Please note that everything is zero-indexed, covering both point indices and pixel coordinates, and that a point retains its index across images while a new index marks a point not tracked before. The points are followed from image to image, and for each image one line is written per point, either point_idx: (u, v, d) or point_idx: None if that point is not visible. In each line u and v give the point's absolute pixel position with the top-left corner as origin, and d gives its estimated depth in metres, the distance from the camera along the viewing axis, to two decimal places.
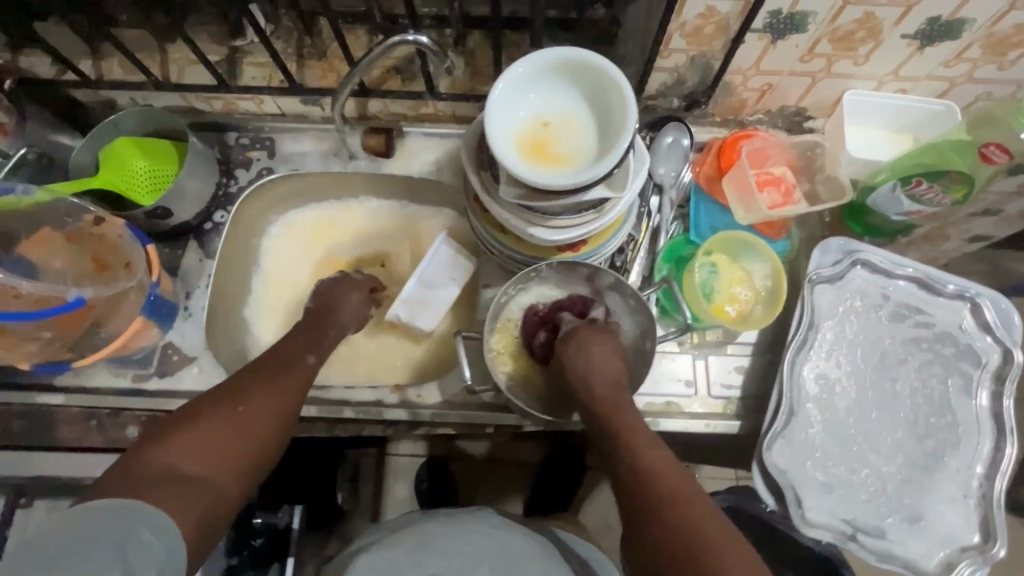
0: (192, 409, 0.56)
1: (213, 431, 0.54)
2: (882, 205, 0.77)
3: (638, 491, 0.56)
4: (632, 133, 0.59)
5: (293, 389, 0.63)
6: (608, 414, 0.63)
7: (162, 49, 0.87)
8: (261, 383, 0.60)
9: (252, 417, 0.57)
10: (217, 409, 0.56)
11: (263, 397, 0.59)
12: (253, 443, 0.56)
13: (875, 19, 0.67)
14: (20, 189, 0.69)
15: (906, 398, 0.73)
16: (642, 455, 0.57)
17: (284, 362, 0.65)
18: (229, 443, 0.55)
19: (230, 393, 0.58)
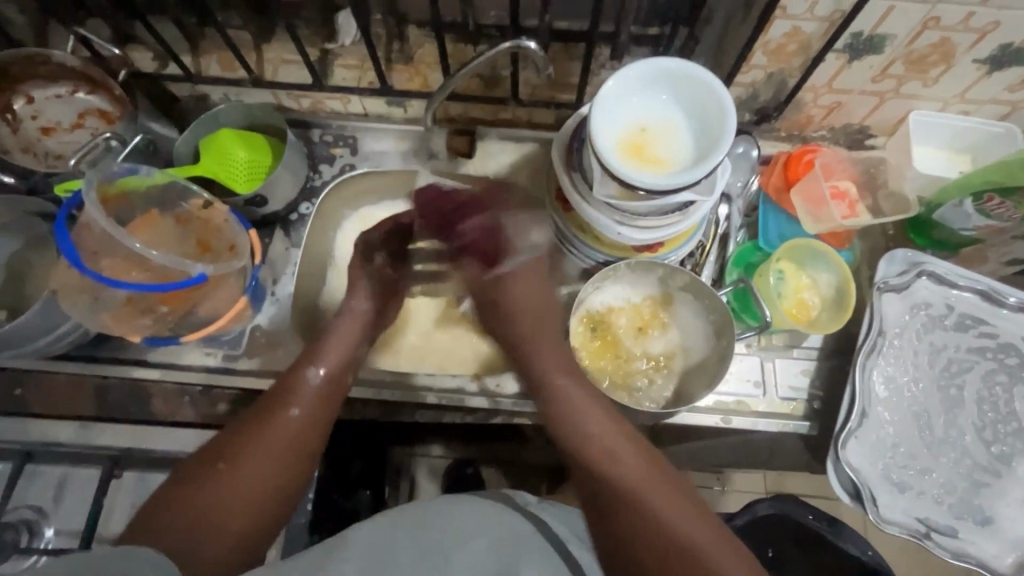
0: (196, 464, 0.58)
1: (220, 490, 0.55)
2: (949, 219, 0.82)
3: (626, 499, 0.57)
4: (730, 141, 0.65)
5: (298, 419, 0.63)
6: (581, 434, 0.65)
7: (258, 47, 0.89)
8: (260, 427, 0.61)
9: (246, 469, 0.58)
10: (212, 471, 0.57)
11: (259, 443, 0.60)
12: (259, 484, 0.57)
13: (950, 43, 0.71)
14: (144, 172, 0.73)
15: (972, 405, 0.76)
16: (620, 470, 0.59)
17: (287, 390, 0.66)
18: (235, 493, 0.56)
19: (221, 448, 0.59)
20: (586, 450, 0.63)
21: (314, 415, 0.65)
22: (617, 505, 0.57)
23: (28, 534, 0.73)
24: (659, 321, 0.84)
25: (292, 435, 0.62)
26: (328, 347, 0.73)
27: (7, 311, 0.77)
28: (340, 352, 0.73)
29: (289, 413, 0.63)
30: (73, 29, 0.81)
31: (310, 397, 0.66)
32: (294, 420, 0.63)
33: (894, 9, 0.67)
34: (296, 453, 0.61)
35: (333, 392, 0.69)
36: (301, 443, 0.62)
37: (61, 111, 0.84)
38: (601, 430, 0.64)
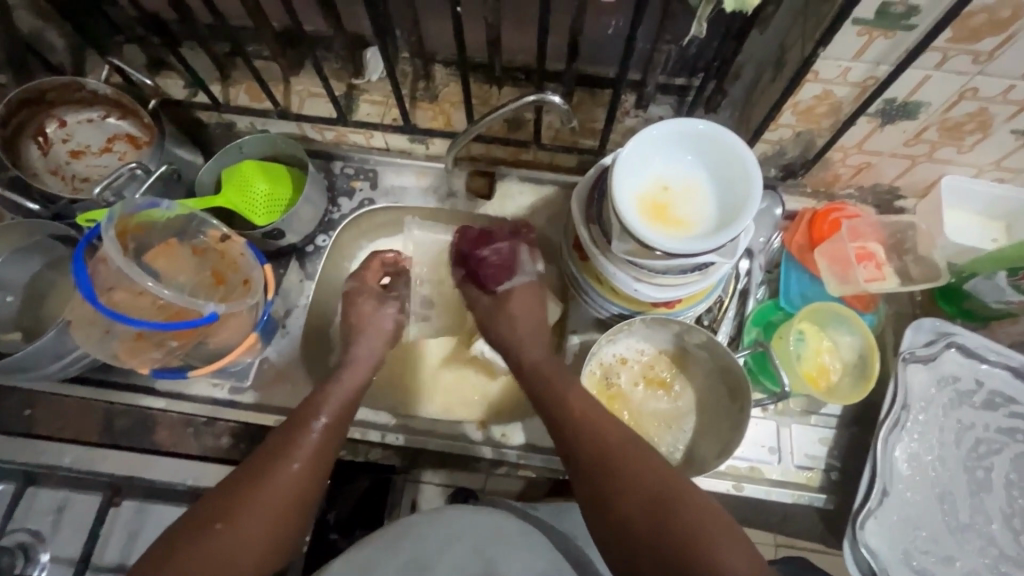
0: (186, 524, 0.55)
1: (210, 556, 0.53)
2: (980, 290, 0.81)
3: (636, 516, 0.54)
4: (755, 209, 0.64)
5: (296, 478, 0.60)
6: (588, 441, 0.60)
7: (286, 80, 0.90)
8: (254, 486, 0.58)
9: (240, 532, 0.55)
10: (202, 534, 0.54)
11: (253, 503, 0.57)
12: (252, 550, 0.55)
13: (988, 113, 0.69)
14: (165, 206, 0.73)
15: (1000, 488, 0.73)
16: (627, 485, 0.55)
17: (285, 441, 0.62)
18: (226, 559, 0.53)
19: (213, 508, 0.56)
20: (592, 462, 0.59)
21: (310, 471, 0.61)
22: (626, 526, 0.54)
23: (24, 559, 0.74)
24: (669, 380, 0.81)
25: (287, 496, 0.59)
26: (330, 397, 0.69)
27: (23, 332, 0.78)
28: (339, 398, 0.69)
29: (286, 469, 0.60)
30: (109, 58, 0.81)
31: (312, 449, 0.63)
32: (290, 476, 0.60)
33: (931, 77, 0.65)
34: (290, 514, 0.58)
35: (330, 443, 0.65)
36: (297, 504, 0.59)
37: (91, 134, 0.86)
38: (610, 437, 0.60)
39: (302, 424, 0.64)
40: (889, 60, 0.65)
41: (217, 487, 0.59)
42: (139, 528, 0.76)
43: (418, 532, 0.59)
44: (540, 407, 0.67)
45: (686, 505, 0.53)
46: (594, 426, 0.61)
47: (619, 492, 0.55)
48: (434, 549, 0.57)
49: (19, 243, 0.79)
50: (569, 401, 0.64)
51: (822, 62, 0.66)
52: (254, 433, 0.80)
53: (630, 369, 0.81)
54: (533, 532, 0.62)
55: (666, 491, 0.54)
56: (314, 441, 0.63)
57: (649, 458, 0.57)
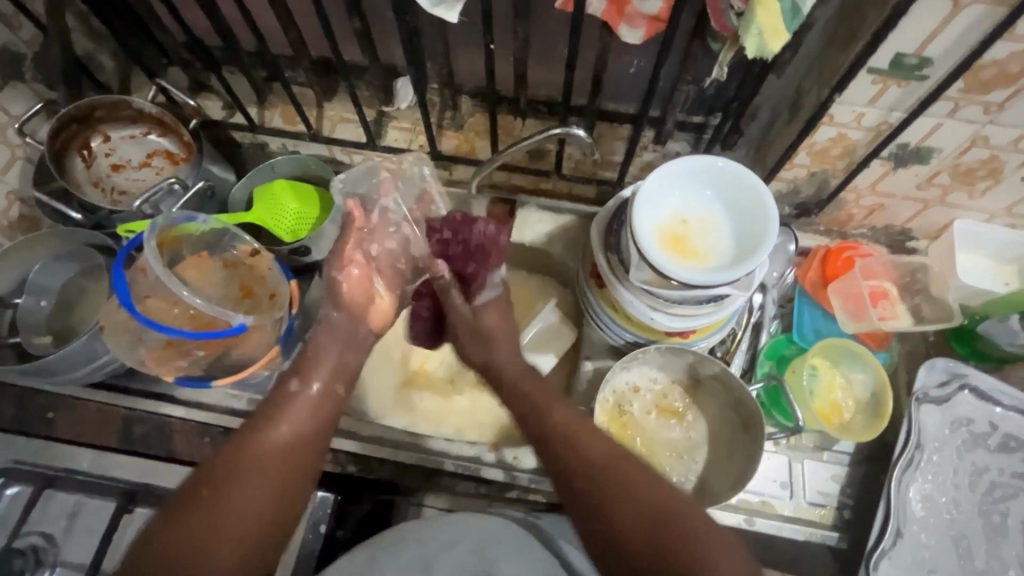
0: (171, 508, 0.52)
1: (199, 522, 0.51)
2: (993, 332, 0.80)
3: (637, 542, 0.52)
4: (771, 246, 0.66)
5: (287, 448, 0.57)
6: (574, 466, 0.57)
7: (320, 105, 0.95)
8: (240, 458, 0.55)
9: (238, 496, 0.53)
10: (199, 498, 0.52)
11: (245, 476, 0.54)
12: (252, 516, 0.53)
13: (999, 161, 0.71)
14: (201, 220, 0.76)
15: (1017, 534, 0.72)
16: (620, 511, 0.53)
17: (277, 407, 0.60)
18: (219, 531, 0.51)
19: (202, 478, 0.54)
20: (587, 490, 0.55)
21: (307, 433, 0.59)
22: (630, 552, 0.52)
23: (35, 562, 0.74)
24: (681, 409, 0.82)
25: (282, 466, 0.56)
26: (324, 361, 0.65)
27: (54, 336, 0.81)
28: (332, 361, 0.65)
29: (279, 433, 0.57)
30: (156, 80, 0.86)
31: (301, 412, 0.60)
32: (280, 444, 0.57)
33: (943, 125, 0.68)
34: (287, 483, 0.56)
35: (327, 406, 0.62)
36: (294, 475, 0.56)
37: (132, 150, 0.90)
38: (602, 457, 0.56)
39: (294, 390, 0.62)
40: (902, 107, 0.67)
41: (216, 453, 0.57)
42: None
43: (418, 538, 0.60)
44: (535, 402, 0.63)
45: (691, 526, 0.52)
46: (581, 454, 0.57)
47: (615, 512, 0.53)
48: (433, 552, 0.58)
49: (57, 250, 0.82)
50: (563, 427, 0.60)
51: (838, 107, 0.69)
52: None
53: (643, 398, 0.82)
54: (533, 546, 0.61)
55: (664, 511, 0.52)
56: (304, 405, 0.61)
57: (647, 478, 0.55)
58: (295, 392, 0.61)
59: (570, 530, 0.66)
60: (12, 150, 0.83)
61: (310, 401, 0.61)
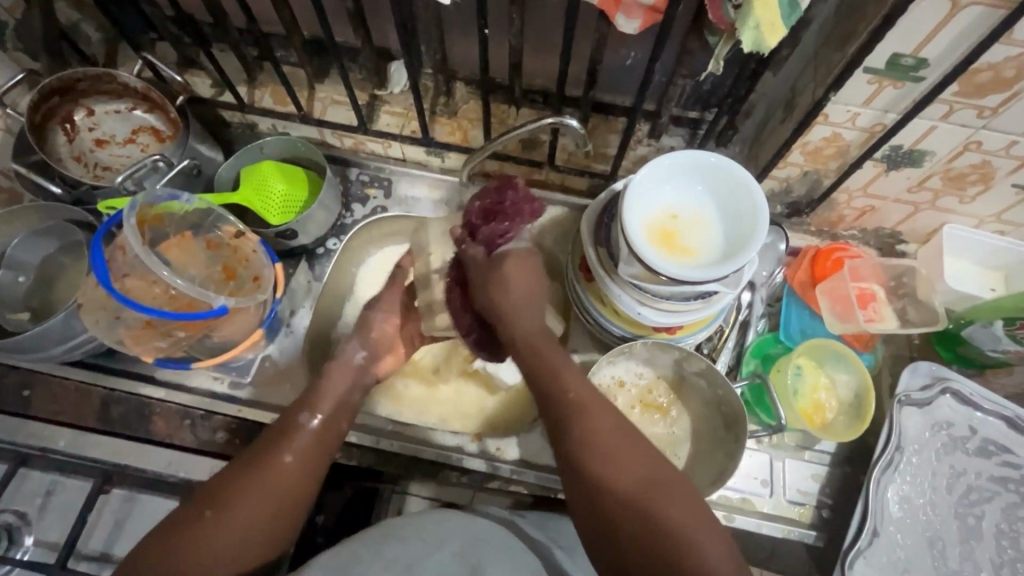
0: (173, 522, 0.55)
1: (195, 541, 0.54)
2: (978, 338, 0.81)
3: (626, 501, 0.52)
4: (761, 244, 0.66)
5: (284, 481, 0.59)
6: (573, 425, 0.57)
7: (311, 87, 0.93)
8: (245, 481, 0.58)
9: (230, 522, 0.55)
10: (197, 515, 0.55)
11: (246, 499, 0.57)
12: (240, 543, 0.55)
13: (990, 166, 0.71)
14: (184, 199, 0.75)
15: (990, 537, 0.73)
16: (608, 470, 0.54)
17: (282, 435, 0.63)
18: (212, 554, 0.54)
19: (207, 493, 0.57)
20: (588, 438, 0.56)
21: (307, 468, 0.62)
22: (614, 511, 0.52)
23: (8, 542, 0.73)
24: (666, 405, 0.82)
25: (280, 499, 0.58)
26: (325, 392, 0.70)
27: (31, 313, 0.79)
28: (335, 398, 0.70)
29: (284, 462, 0.60)
30: (143, 54, 0.84)
31: (304, 445, 0.63)
32: (285, 474, 0.60)
33: (936, 128, 0.68)
34: (281, 525, 0.58)
35: (327, 442, 0.65)
36: (287, 508, 0.59)
37: (116, 125, 0.88)
38: (600, 420, 0.57)
39: (301, 424, 0.65)
40: (896, 108, 0.67)
41: (220, 472, 0.60)
42: (126, 517, 0.76)
43: (402, 534, 0.58)
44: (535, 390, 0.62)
45: (678, 495, 0.52)
46: (583, 413, 0.57)
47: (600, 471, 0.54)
48: (417, 549, 0.56)
49: (37, 226, 0.81)
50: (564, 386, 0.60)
51: (832, 106, 0.68)
52: (250, 429, 0.80)
53: (628, 392, 0.82)
54: (516, 545, 0.60)
55: (652, 478, 0.53)
56: (307, 439, 0.63)
57: (643, 448, 0.56)
58: (299, 424, 0.64)
59: (551, 530, 0.67)
60: None
61: (313, 433, 0.64)
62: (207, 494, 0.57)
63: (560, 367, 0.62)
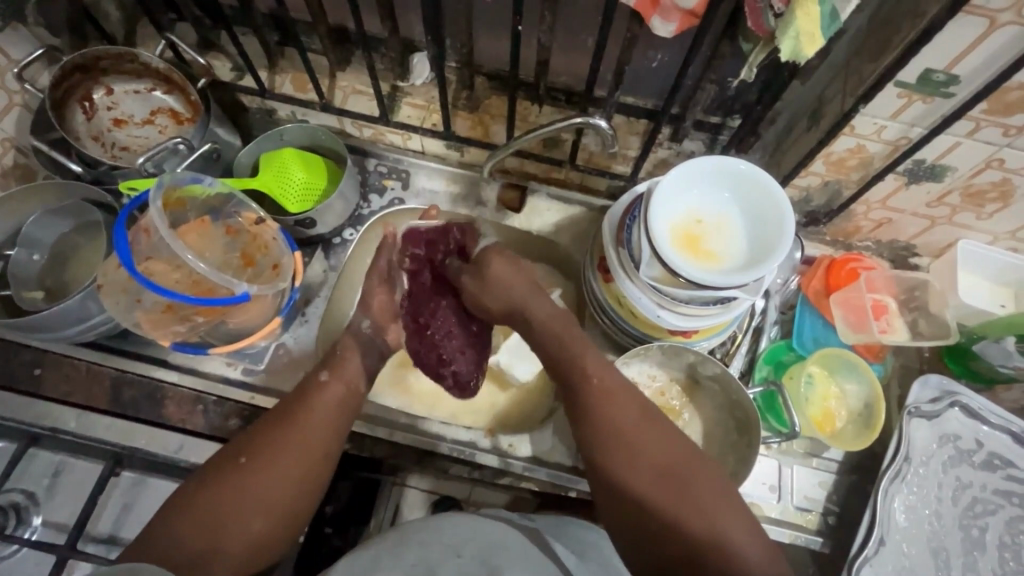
0: (208, 475, 0.58)
1: (231, 496, 0.56)
2: (989, 353, 0.82)
3: (647, 487, 0.55)
4: (784, 254, 0.66)
5: (311, 441, 0.62)
6: (596, 423, 0.59)
7: (333, 75, 0.92)
8: (272, 442, 0.60)
9: (260, 470, 0.58)
10: (231, 466, 0.58)
11: (278, 456, 0.59)
12: (277, 491, 0.58)
13: (1010, 184, 0.72)
14: (208, 182, 0.75)
15: (994, 549, 0.74)
16: (633, 465, 0.56)
17: (308, 396, 0.65)
18: (244, 511, 0.56)
19: (237, 446, 0.60)
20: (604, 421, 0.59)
21: (334, 426, 0.64)
22: (642, 506, 0.54)
23: (16, 521, 0.74)
24: (678, 408, 0.83)
25: (307, 455, 0.61)
26: (348, 374, 0.69)
27: (45, 292, 0.78)
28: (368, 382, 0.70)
29: (309, 421, 0.63)
30: (166, 35, 0.83)
31: (325, 400, 0.65)
32: (310, 426, 0.62)
33: (961, 144, 0.68)
34: (311, 471, 0.61)
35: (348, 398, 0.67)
36: (314, 466, 0.61)
37: (135, 105, 0.87)
38: (624, 415, 0.59)
39: (325, 382, 0.67)
40: (923, 123, 0.67)
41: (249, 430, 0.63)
42: (134, 502, 0.77)
43: (420, 538, 0.58)
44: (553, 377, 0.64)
45: (696, 476, 0.55)
46: (599, 409, 0.59)
47: (624, 467, 0.56)
48: (437, 553, 0.56)
49: (53, 204, 0.80)
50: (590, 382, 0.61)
51: (860, 118, 0.69)
52: (264, 417, 0.80)
53: (641, 394, 0.82)
54: (532, 547, 0.60)
55: (676, 466, 0.55)
56: (328, 395, 0.66)
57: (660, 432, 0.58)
58: (322, 381, 0.67)
59: (563, 535, 0.66)
60: (9, 95, 0.80)
61: (337, 393, 0.67)
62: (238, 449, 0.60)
63: (589, 360, 0.63)
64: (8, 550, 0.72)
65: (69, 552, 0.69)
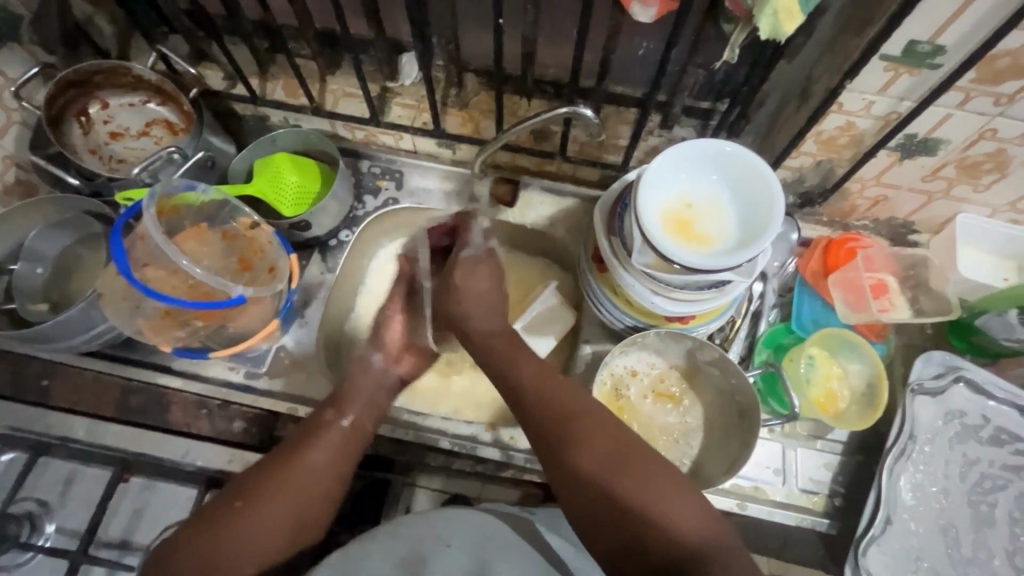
0: (202, 519, 0.58)
1: (225, 541, 0.56)
2: (991, 327, 0.81)
3: (596, 481, 0.55)
4: (774, 235, 0.66)
5: (312, 491, 0.62)
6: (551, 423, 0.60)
7: (323, 79, 0.93)
8: (273, 487, 0.60)
9: (257, 519, 0.58)
10: (226, 511, 0.58)
11: (274, 502, 0.60)
12: (266, 538, 0.58)
13: (1005, 154, 0.71)
14: (201, 189, 0.76)
15: (1003, 525, 0.73)
16: (578, 452, 0.57)
17: (310, 437, 0.66)
18: (241, 554, 0.56)
19: (238, 489, 0.60)
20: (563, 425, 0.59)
21: (337, 467, 0.65)
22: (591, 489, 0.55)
23: (30, 528, 0.75)
24: (678, 394, 0.83)
25: (309, 501, 0.61)
26: (355, 398, 0.72)
27: (50, 304, 0.80)
28: (364, 401, 0.72)
29: (310, 467, 0.63)
30: (157, 46, 0.84)
31: (332, 440, 0.66)
32: (317, 468, 0.63)
33: (952, 116, 0.67)
34: (309, 514, 0.61)
35: (356, 440, 0.69)
36: (313, 513, 0.61)
37: (131, 118, 0.89)
38: (564, 415, 0.60)
39: (330, 422, 0.68)
40: (912, 96, 0.67)
41: (249, 470, 0.63)
42: (144, 506, 0.78)
43: (415, 530, 0.59)
44: (503, 386, 0.67)
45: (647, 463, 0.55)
46: (555, 410, 0.60)
47: (573, 449, 0.57)
48: (428, 545, 0.57)
49: (55, 217, 0.82)
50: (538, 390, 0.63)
51: (847, 94, 0.68)
52: (267, 418, 0.81)
53: (640, 382, 0.82)
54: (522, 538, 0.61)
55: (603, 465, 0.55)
56: (337, 436, 0.67)
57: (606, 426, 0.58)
58: (329, 422, 0.68)
59: (561, 526, 0.66)
60: (8, 114, 0.82)
61: (343, 433, 0.68)
62: (237, 493, 0.60)
63: (538, 374, 0.65)
64: (23, 558, 0.74)
65: (82, 556, 0.71)
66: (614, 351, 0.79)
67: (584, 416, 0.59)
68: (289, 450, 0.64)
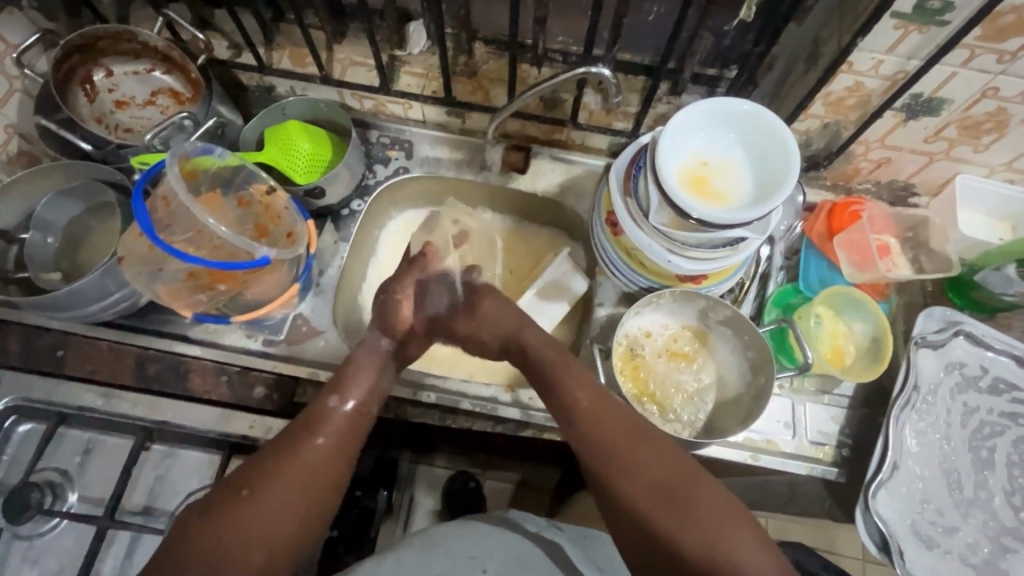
0: (205, 511, 0.56)
1: (229, 535, 0.54)
2: (990, 282, 0.84)
3: (653, 513, 0.56)
4: (790, 191, 0.67)
5: (316, 477, 0.60)
6: (606, 452, 0.61)
7: (330, 48, 0.91)
8: (273, 473, 0.59)
9: (258, 506, 0.56)
10: (231, 500, 0.57)
11: (276, 486, 0.58)
12: (274, 530, 0.56)
13: (1006, 114, 0.73)
14: (218, 153, 0.75)
15: (1002, 467, 0.77)
16: (637, 484, 0.58)
17: (310, 422, 0.64)
18: (250, 546, 0.55)
19: (240, 478, 0.59)
20: (619, 452, 0.60)
21: (337, 452, 0.63)
22: (647, 521, 0.56)
23: (52, 496, 0.76)
24: (691, 353, 0.85)
25: (313, 486, 0.60)
26: (352, 379, 0.71)
27: (62, 273, 0.79)
28: (367, 382, 0.72)
29: (312, 449, 0.62)
30: (162, 11, 0.83)
31: (334, 425, 0.65)
32: (318, 451, 0.62)
33: (957, 74, 0.69)
34: (314, 500, 0.60)
35: (359, 422, 0.68)
36: (319, 498, 0.60)
37: (135, 86, 0.87)
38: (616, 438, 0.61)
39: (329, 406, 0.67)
40: (919, 55, 0.69)
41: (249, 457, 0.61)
42: (166, 473, 0.81)
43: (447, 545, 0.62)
44: (553, 407, 0.67)
45: (702, 497, 0.56)
46: (611, 434, 0.61)
47: (630, 479, 0.58)
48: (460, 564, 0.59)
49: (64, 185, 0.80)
50: (592, 421, 0.63)
51: (857, 53, 0.70)
52: (288, 384, 0.80)
53: (655, 342, 0.85)
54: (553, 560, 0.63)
55: (670, 503, 0.56)
56: (338, 420, 0.66)
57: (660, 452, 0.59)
58: (333, 407, 0.67)
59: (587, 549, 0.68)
60: (10, 81, 0.81)
61: (347, 416, 0.67)
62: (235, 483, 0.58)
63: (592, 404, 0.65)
64: (48, 525, 0.75)
65: (109, 522, 0.72)
66: (630, 312, 0.81)
67: (645, 449, 0.60)
68: (289, 437, 0.63)
